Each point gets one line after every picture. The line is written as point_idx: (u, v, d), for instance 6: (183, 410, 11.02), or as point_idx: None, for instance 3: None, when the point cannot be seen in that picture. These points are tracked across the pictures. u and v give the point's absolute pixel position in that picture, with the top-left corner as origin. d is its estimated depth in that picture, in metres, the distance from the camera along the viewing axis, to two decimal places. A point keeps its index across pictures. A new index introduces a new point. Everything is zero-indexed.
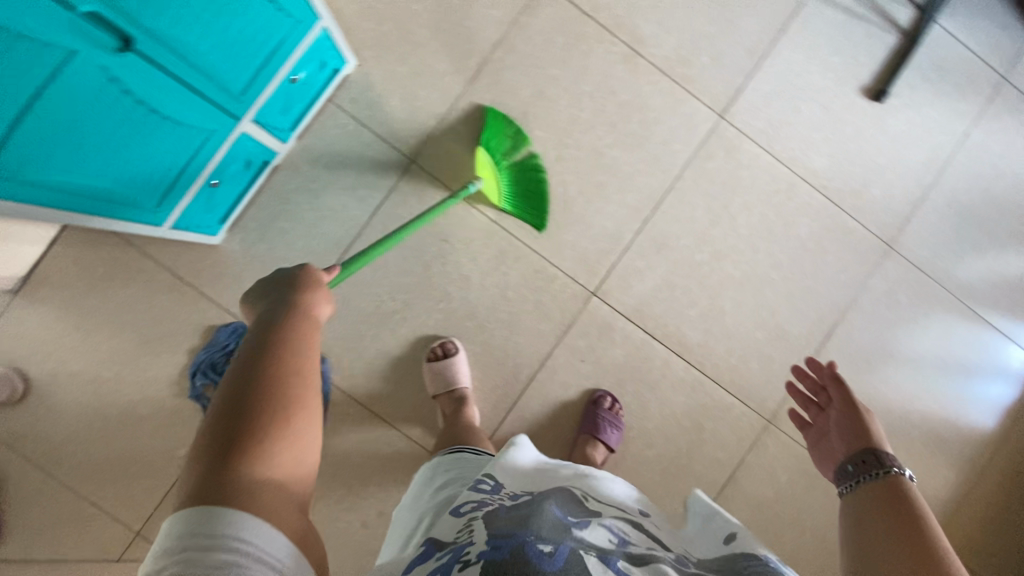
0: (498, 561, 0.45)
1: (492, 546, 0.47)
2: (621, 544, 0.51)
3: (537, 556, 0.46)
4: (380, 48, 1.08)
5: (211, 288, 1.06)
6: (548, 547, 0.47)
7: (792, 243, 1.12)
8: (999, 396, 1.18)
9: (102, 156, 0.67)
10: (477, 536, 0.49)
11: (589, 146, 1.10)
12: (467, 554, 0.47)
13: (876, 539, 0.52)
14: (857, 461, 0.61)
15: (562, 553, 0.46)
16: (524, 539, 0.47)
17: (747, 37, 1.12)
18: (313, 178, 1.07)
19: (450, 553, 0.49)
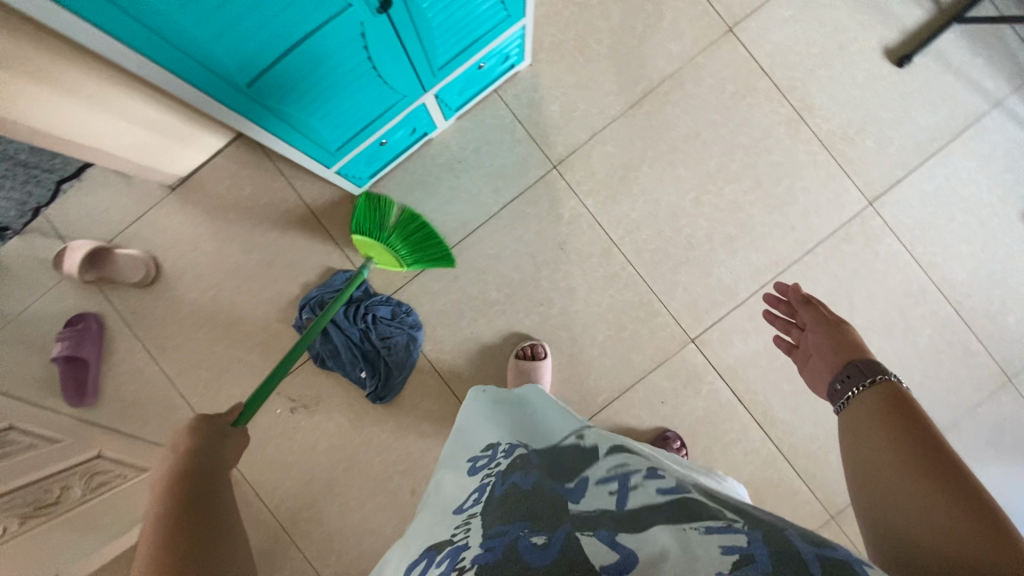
0: (491, 563, 0.47)
1: (486, 548, 0.49)
2: (620, 496, 0.53)
3: (526, 549, 0.47)
4: (556, 54, 1.11)
5: (340, 233, 1.13)
6: (542, 538, 0.49)
7: (908, 348, 1.08)
8: None
9: (320, 98, 0.73)
10: (472, 539, 0.52)
11: (729, 197, 1.10)
12: (463, 560, 0.49)
13: (874, 440, 0.51)
14: (842, 376, 0.58)
15: (554, 541, 0.48)
16: (517, 536, 0.49)
17: (920, 132, 1.09)
18: (460, 158, 1.12)
19: (448, 557, 0.51)
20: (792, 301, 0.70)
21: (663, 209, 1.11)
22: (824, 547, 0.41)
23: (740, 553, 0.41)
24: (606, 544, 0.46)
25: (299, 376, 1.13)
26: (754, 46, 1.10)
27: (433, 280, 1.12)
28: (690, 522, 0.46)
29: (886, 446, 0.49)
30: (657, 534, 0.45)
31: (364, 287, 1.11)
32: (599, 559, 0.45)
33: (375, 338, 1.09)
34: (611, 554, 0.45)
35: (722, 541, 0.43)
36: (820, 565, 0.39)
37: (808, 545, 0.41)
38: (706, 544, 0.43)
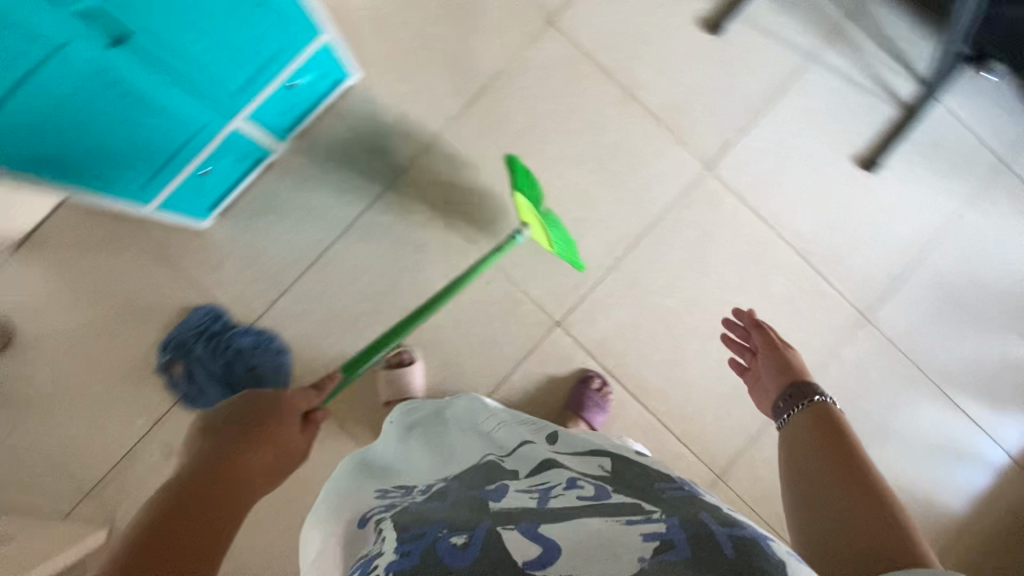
0: (406, 569, 0.45)
1: (401, 554, 0.48)
2: (541, 499, 0.53)
3: (446, 552, 0.46)
4: (386, 64, 1.13)
5: (194, 269, 1.11)
6: (461, 539, 0.47)
7: (763, 300, 1.12)
8: (973, 479, 1.13)
9: (91, 134, 0.74)
10: (387, 547, 0.51)
11: (574, 180, 1.13)
12: (376, 568, 0.48)
13: (813, 463, 0.62)
14: (790, 393, 0.71)
15: (475, 540, 0.46)
16: (437, 537, 0.48)
17: (744, 94, 1.14)
18: (305, 178, 1.12)
19: (359, 569, 0.51)
20: (747, 325, 0.84)
21: (511, 200, 1.13)
22: (735, 527, 0.43)
23: (664, 539, 0.41)
24: (529, 537, 0.45)
25: (171, 419, 1.11)
26: (576, 33, 1.14)
27: (294, 303, 1.11)
28: (619, 516, 0.46)
29: (824, 463, 0.61)
30: (581, 528, 0.45)
31: (225, 320, 1.10)
32: (523, 553, 0.43)
33: (240, 369, 1.08)
34: (533, 546, 0.43)
35: (642, 530, 0.43)
36: (733, 545, 0.40)
37: (727, 531, 0.42)
38: (629, 531, 0.43)
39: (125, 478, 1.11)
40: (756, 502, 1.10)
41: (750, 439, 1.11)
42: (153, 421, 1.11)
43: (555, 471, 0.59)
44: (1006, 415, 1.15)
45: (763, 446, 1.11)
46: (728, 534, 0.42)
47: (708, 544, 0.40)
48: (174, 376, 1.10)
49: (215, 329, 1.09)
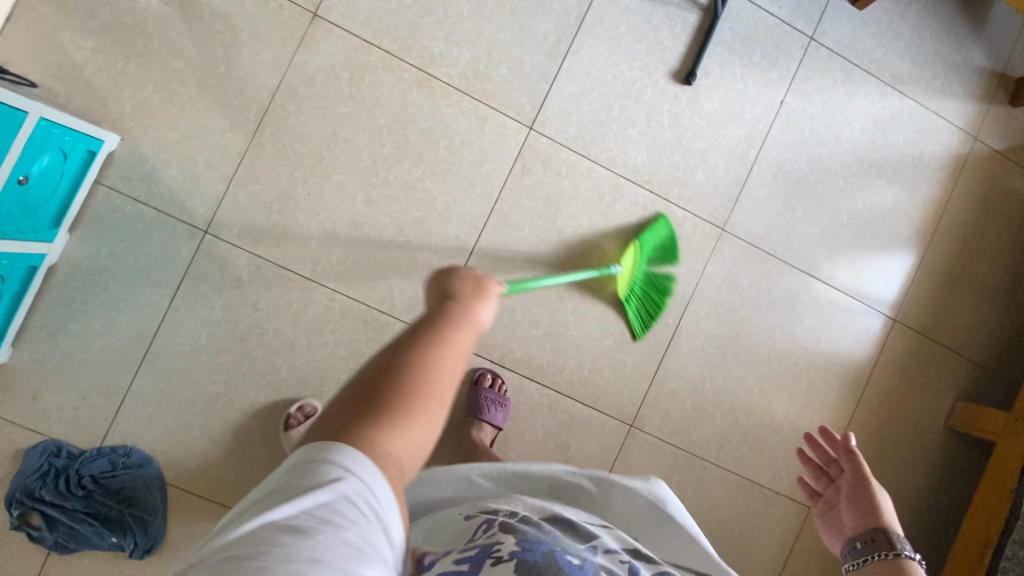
0: (530, 563, 0.49)
1: (523, 548, 0.51)
2: (632, 561, 0.55)
3: (568, 566, 0.50)
4: (145, 116, 0.98)
5: (9, 409, 0.97)
6: (576, 559, 0.52)
7: (624, 245, 1.09)
8: (870, 325, 1.19)
9: None
10: (505, 536, 0.53)
11: (398, 182, 1.04)
12: (499, 551, 0.51)
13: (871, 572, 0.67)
14: (867, 538, 0.72)
15: (588, 568, 0.51)
16: (553, 549, 0.52)
17: (545, 38, 1.06)
18: (99, 270, 0.98)
19: (478, 548, 0.52)
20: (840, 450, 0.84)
21: (339, 223, 1.03)
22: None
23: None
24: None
25: (49, 572, 0.99)
26: (347, 21, 1.02)
27: (140, 406, 1.00)
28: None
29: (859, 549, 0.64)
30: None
31: (68, 450, 0.98)
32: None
33: (105, 496, 0.97)
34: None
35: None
36: None
37: None
38: None
39: None
40: (673, 438, 1.12)
41: (651, 381, 1.11)
42: None
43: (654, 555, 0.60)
44: (888, 255, 1.20)
45: (665, 383, 1.12)
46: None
47: None
48: (34, 528, 0.97)
49: (59, 465, 0.97)
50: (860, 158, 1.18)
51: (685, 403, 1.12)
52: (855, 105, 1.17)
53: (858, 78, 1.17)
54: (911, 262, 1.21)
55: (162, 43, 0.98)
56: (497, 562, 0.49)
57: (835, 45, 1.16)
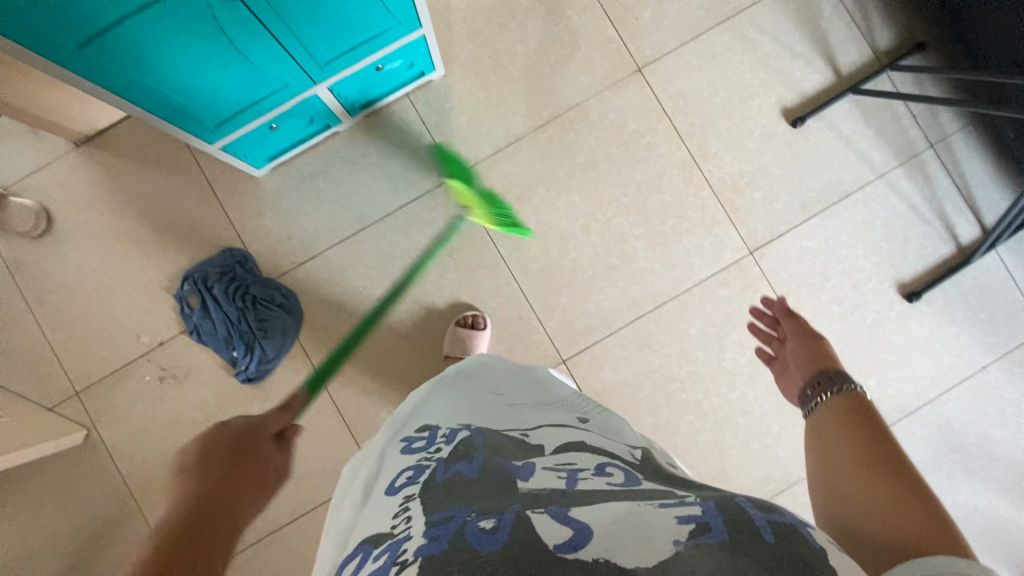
0: (437, 556, 0.39)
1: (430, 539, 0.42)
2: (568, 479, 0.49)
3: (475, 536, 0.40)
4: (470, 69, 1.15)
5: (236, 211, 1.14)
6: (491, 520, 0.42)
7: (768, 397, 1.11)
8: None
9: (181, 71, 0.77)
10: (415, 529, 0.45)
11: (617, 229, 1.13)
12: (404, 552, 0.41)
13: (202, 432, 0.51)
14: (814, 381, 0.61)
15: (505, 523, 0.41)
16: (467, 522, 0.43)
17: (806, 192, 1.13)
18: (363, 155, 1.14)
19: (387, 551, 0.44)
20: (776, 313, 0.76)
21: (552, 231, 1.14)
22: (773, 512, 0.40)
23: (696, 521, 0.37)
24: (559, 520, 0.40)
25: (173, 346, 1.13)
26: (659, 89, 1.15)
27: (319, 270, 1.13)
28: (645, 499, 0.43)
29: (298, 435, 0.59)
30: (620, 506, 0.41)
31: (250, 267, 1.12)
32: (551, 537, 0.38)
33: (251, 318, 1.10)
34: (564, 528, 0.39)
35: (677, 512, 0.40)
36: (773, 531, 0.37)
37: (766, 516, 0.38)
38: (663, 514, 0.39)
39: (114, 389, 1.13)
40: None
41: None
42: (156, 343, 1.13)
43: (593, 454, 0.56)
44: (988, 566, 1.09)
45: None
46: (766, 520, 0.39)
47: (749, 529, 0.37)
48: (188, 307, 1.12)
49: (238, 274, 1.11)
50: None
51: None
52: None
53: None
54: None
55: (518, 24, 1.15)
56: (400, 569, 0.39)
57: None
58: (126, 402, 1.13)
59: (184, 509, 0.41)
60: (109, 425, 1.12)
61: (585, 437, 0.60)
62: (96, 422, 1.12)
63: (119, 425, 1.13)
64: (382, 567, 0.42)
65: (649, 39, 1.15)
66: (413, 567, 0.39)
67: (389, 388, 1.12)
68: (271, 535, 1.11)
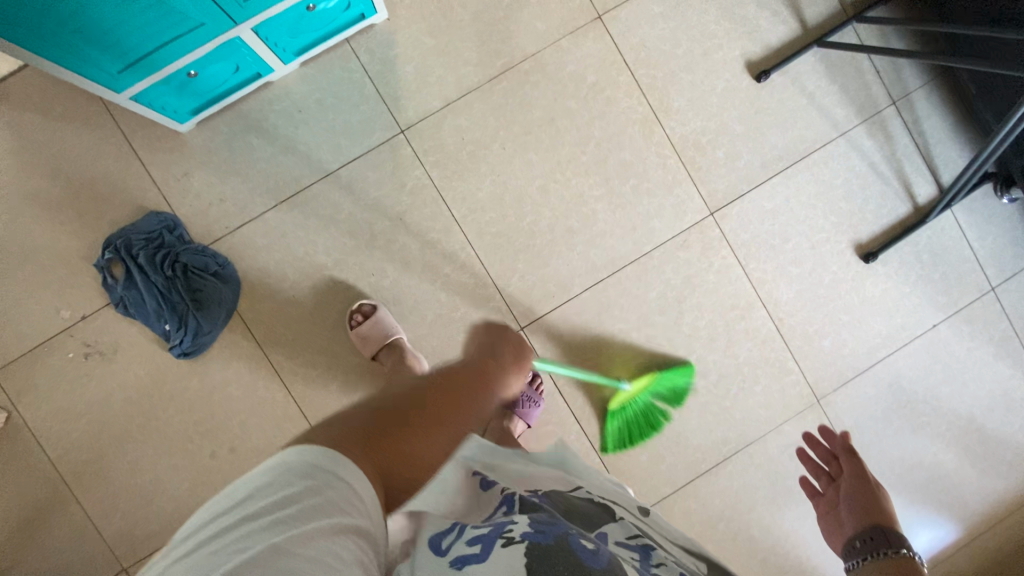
0: (545, 545, 0.41)
1: (536, 530, 0.43)
2: (647, 554, 0.46)
3: (579, 549, 0.41)
4: (417, 12, 1.05)
5: (159, 171, 1.03)
6: (591, 546, 0.43)
7: (727, 359, 1.10)
8: None
9: (68, 5, 0.67)
10: (519, 516, 0.45)
11: (576, 190, 1.08)
12: (511, 530, 0.43)
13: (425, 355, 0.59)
14: (867, 536, 0.64)
15: (604, 552, 0.42)
16: (567, 533, 0.43)
17: (769, 150, 1.10)
18: (301, 109, 1.04)
19: (490, 526, 0.44)
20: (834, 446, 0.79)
21: (508, 192, 1.08)
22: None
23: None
24: None
25: (98, 320, 1.04)
26: (620, 39, 1.08)
27: (257, 235, 1.05)
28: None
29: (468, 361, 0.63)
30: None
31: (180, 233, 1.03)
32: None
33: (184, 288, 1.02)
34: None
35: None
36: None
37: None
38: None
39: (34, 367, 1.04)
40: None
41: (676, 489, 1.10)
42: (78, 317, 1.04)
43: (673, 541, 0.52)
44: (927, 517, 1.13)
45: (685, 499, 1.11)
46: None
47: None
48: (112, 278, 1.02)
49: (166, 240, 1.02)
50: (971, 418, 1.14)
51: (691, 527, 1.11)
52: (996, 369, 1.15)
53: (1013, 348, 1.15)
54: (947, 537, 1.14)
55: None
56: (509, 544, 0.41)
57: (1009, 307, 1.14)
58: (49, 381, 1.04)
59: (366, 417, 0.47)
60: (31, 405, 1.04)
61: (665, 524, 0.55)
62: (16, 403, 1.04)
63: (42, 405, 1.04)
64: (487, 538, 0.42)
65: None
66: (522, 549, 0.40)
67: (338, 360, 1.07)
68: None
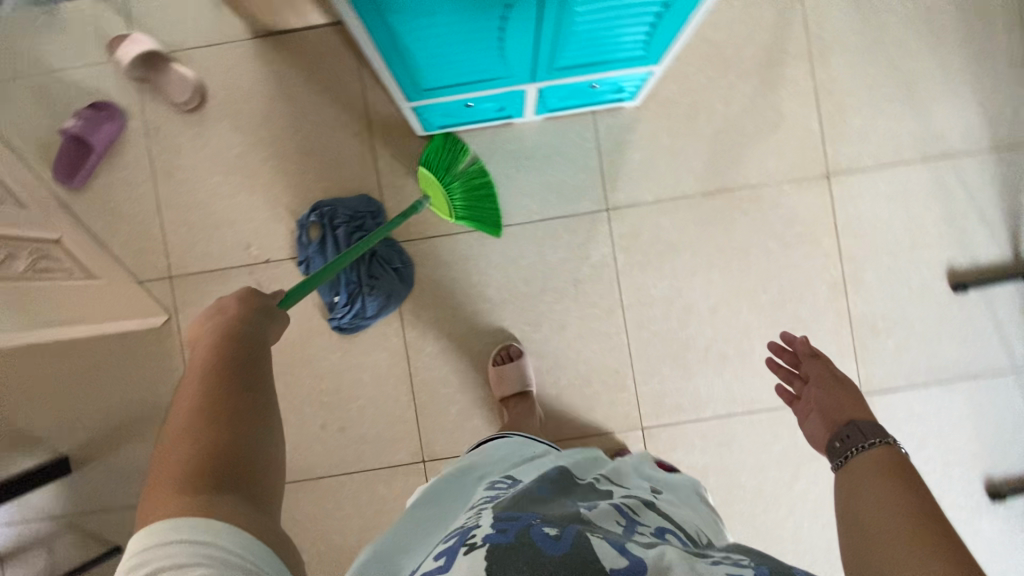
0: (503, 544, 0.48)
1: (498, 531, 0.50)
2: (627, 528, 0.54)
3: (540, 537, 0.48)
4: (664, 111, 1.10)
5: (384, 162, 1.11)
6: (555, 531, 0.49)
7: (822, 537, 1.10)
8: None
9: (436, 45, 0.73)
10: (483, 522, 0.53)
11: (743, 322, 1.10)
12: (473, 537, 0.50)
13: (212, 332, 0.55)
14: (841, 436, 0.64)
15: (567, 534, 0.49)
16: (531, 523, 0.51)
17: (938, 357, 1.10)
18: (528, 155, 1.10)
19: (457, 537, 0.52)
20: (797, 350, 0.81)
21: (680, 300, 1.11)
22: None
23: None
24: (615, 548, 0.47)
25: (278, 269, 1.11)
26: (839, 202, 1.10)
27: (443, 250, 1.11)
28: (702, 558, 0.48)
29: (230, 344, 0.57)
30: (675, 554, 0.47)
31: (379, 223, 1.10)
32: (610, 560, 0.45)
33: (363, 271, 1.08)
34: (620, 557, 0.46)
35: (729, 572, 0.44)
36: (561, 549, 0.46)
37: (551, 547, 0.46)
38: (711, 566, 0.45)
39: (206, 287, 1.11)
40: None
41: None
42: (262, 259, 1.11)
43: (657, 516, 0.60)
44: None
45: None
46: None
47: (555, 557, 0.45)
48: (306, 237, 1.09)
49: (367, 224, 1.09)
50: None
51: None
52: None
53: None
54: None
55: (730, 84, 1.10)
56: (470, 549, 0.48)
57: None
58: (213, 304, 1.11)
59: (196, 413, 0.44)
60: (189, 319, 1.11)
61: (649, 502, 0.64)
62: (178, 311, 1.11)
63: (198, 322, 1.11)
64: (451, 552, 0.50)
65: (851, 148, 1.10)
66: (480, 553, 0.47)
67: (467, 388, 1.11)
68: (304, 480, 1.12)
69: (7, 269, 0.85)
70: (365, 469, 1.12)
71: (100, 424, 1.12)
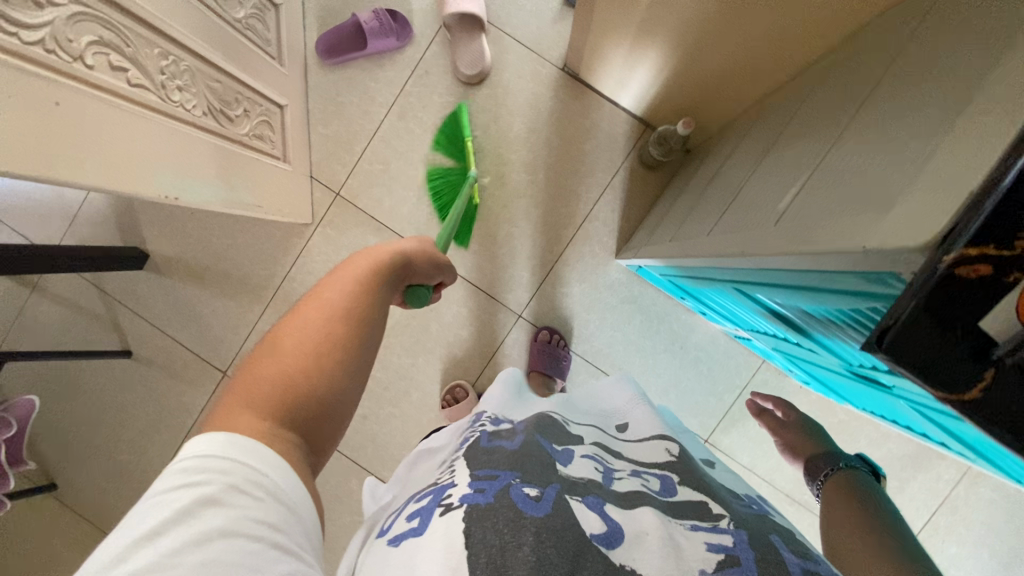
0: (478, 506, 0.41)
1: (474, 492, 0.44)
2: (606, 476, 0.52)
3: (521, 499, 0.42)
4: (817, 408, 1.08)
5: (572, 253, 1.11)
6: (535, 491, 0.43)
7: None
8: None
9: (712, 297, 0.72)
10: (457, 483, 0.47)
11: None
12: (450, 498, 0.44)
13: None
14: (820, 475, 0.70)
15: (547, 498, 0.43)
16: (512, 483, 0.44)
17: None
18: (683, 347, 1.10)
19: (431, 495, 0.48)
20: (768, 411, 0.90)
21: None
22: (807, 562, 0.42)
23: (729, 553, 0.40)
24: (597, 512, 0.43)
25: None
26: None
27: None
28: (678, 517, 0.45)
29: None
30: (656, 520, 0.43)
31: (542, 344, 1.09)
32: (590, 524, 0.41)
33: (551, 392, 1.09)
34: (601, 523, 0.42)
35: (709, 539, 0.42)
36: (536, 515, 0.40)
37: (525, 508, 0.41)
38: (693, 542, 0.41)
39: (358, 224, 1.13)
40: None
41: None
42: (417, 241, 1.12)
43: (625, 459, 0.59)
44: None
45: None
46: (802, 571, 0.40)
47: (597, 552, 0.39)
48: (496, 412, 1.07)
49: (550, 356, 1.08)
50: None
51: None
52: None
53: None
54: None
55: (885, 432, 1.08)
56: (445, 513, 0.42)
57: None
58: (353, 243, 1.13)
59: None
60: (325, 236, 1.13)
61: (625, 449, 0.62)
62: (320, 224, 1.13)
63: (329, 245, 1.13)
64: (426, 512, 0.44)
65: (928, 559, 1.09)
66: (457, 515, 0.41)
67: None
68: None
69: (233, 130, 0.86)
70: (354, 458, 1.15)
71: (191, 254, 1.14)
